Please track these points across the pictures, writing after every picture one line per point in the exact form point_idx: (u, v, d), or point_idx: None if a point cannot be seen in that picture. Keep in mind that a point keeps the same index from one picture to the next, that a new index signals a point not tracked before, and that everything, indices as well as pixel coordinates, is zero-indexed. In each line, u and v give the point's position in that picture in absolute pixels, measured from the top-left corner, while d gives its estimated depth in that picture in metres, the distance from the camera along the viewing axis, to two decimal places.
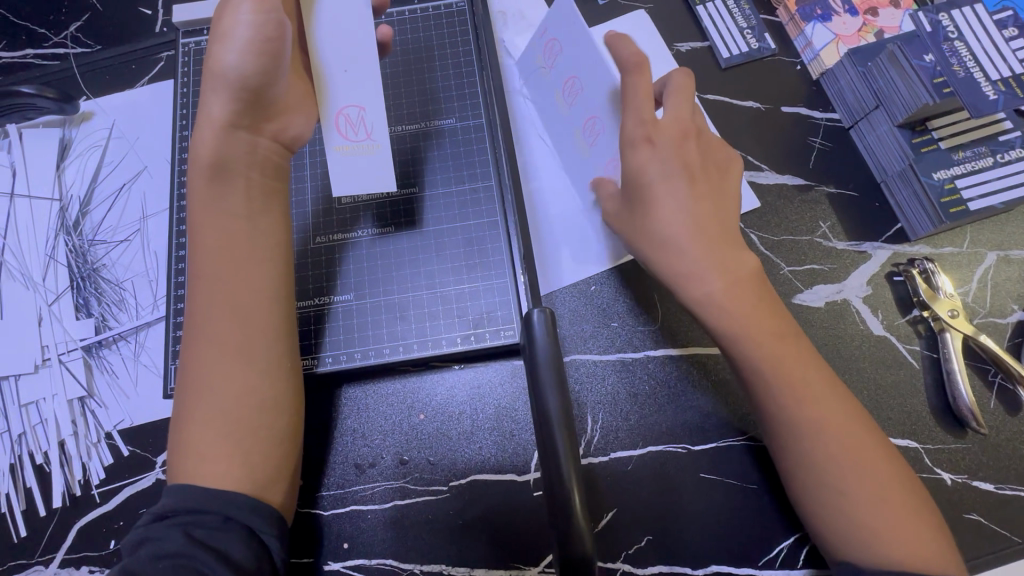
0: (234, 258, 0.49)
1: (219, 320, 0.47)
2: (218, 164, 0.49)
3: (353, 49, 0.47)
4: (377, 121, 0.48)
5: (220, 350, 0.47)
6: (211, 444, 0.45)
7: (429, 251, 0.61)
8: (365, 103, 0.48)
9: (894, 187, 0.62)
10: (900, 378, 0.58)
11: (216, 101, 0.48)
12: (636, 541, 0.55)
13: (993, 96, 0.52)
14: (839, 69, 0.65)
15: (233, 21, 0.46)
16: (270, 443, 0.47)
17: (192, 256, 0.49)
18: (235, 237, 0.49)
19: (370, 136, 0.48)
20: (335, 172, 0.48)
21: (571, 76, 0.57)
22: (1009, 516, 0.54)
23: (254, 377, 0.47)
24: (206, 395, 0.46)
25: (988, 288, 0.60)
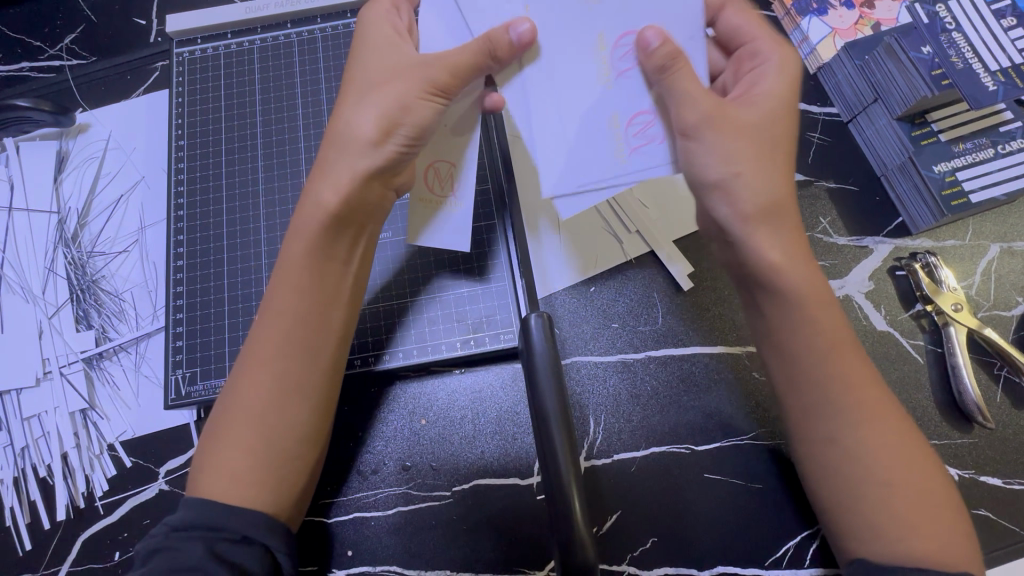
0: (306, 286, 0.47)
1: (280, 344, 0.46)
2: (344, 213, 0.47)
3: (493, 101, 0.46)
4: (465, 181, 0.48)
5: (266, 374, 0.45)
6: (235, 463, 0.44)
7: (498, 305, 0.59)
8: (458, 161, 0.48)
9: (895, 181, 0.62)
10: (904, 374, 0.57)
11: (363, 154, 0.46)
12: (641, 543, 0.54)
13: (993, 87, 0.52)
14: (836, 63, 0.65)
15: (411, 87, 0.45)
16: (299, 473, 0.46)
17: (276, 280, 0.48)
18: (307, 267, 0.47)
19: (455, 195, 0.49)
20: (412, 220, 0.49)
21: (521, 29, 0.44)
22: (1017, 510, 0.54)
23: (298, 408, 0.46)
24: (242, 413, 0.45)
25: (991, 281, 0.60)
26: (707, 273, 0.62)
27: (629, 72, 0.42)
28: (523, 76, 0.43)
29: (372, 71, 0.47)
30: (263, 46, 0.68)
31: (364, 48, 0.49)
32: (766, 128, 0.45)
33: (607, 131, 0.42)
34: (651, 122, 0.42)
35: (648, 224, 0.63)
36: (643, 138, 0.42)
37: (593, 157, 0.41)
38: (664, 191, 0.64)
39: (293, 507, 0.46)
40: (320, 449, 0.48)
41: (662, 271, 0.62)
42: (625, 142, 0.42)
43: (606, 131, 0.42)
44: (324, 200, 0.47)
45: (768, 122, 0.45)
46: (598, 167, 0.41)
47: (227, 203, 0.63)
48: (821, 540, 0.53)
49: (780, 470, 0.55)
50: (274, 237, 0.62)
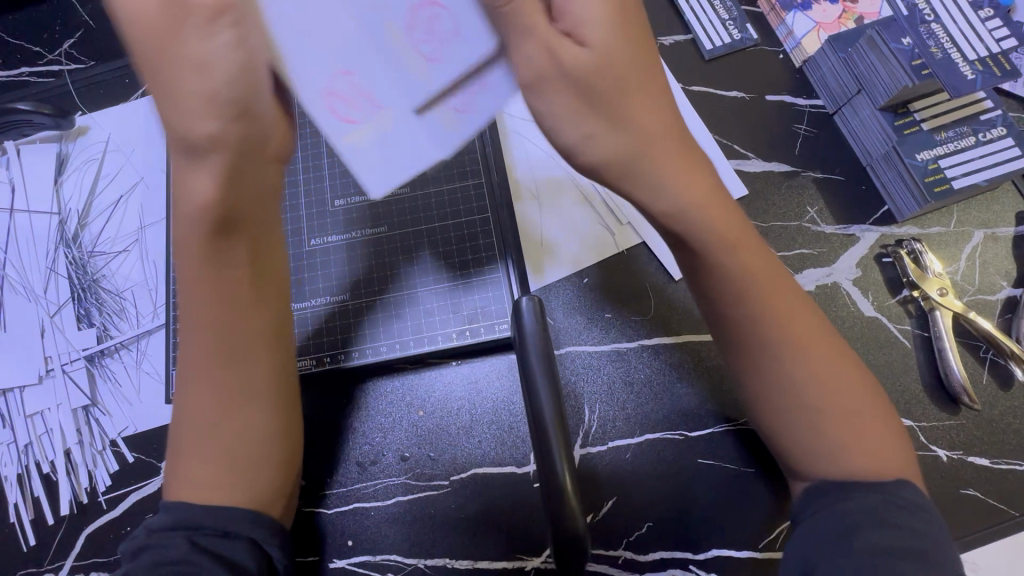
0: (220, 286, 0.45)
1: (211, 356, 0.44)
2: (224, 216, 0.42)
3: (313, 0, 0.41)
4: (372, 83, 0.42)
5: (212, 381, 0.44)
6: (206, 476, 0.43)
7: (490, 293, 0.60)
8: (350, 66, 0.42)
9: (879, 170, 0.63)
10: (892, 358, 0.59)
11: (198, 167, 0.41)
12: (637, 528, 0.55)
13: (972, 76, 0.54)
14: (821, 57, 0.66)
15: (201, 49, 0.39)
16: (272, 470, 0.45)
17: (185, 291, 0.45)
18: (215, 270, 0.44)
19: (375, 103, 0.42)
20: (355, 165, 0.42)
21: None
22: (1003, 488, 0.55)
23: (250, 412, 0.45)
24: (200, 427, 0.44)
25: (976, 266, 0.61)
26: None
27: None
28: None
29: (187, 49, 0.39)
30: None
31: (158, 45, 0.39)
32: (601, 88, 0.40)
33: (387, 47, 0.42)
34: (439, 15, 0.42)
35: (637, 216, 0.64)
36: (361, 107, 0.42)
37: (395, 84, 0.42)
38: None
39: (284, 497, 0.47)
40: (291, 443, 0.47)
41: (653, 261, 0.63)
42: (416, 52, 0.42)
43: (388, 48, 0.42)
44: (198, 197, 0.42)
45: (606, 63, 0.40)
46: (401, 87, 0.42)
47: None
48: None
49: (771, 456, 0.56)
50: None
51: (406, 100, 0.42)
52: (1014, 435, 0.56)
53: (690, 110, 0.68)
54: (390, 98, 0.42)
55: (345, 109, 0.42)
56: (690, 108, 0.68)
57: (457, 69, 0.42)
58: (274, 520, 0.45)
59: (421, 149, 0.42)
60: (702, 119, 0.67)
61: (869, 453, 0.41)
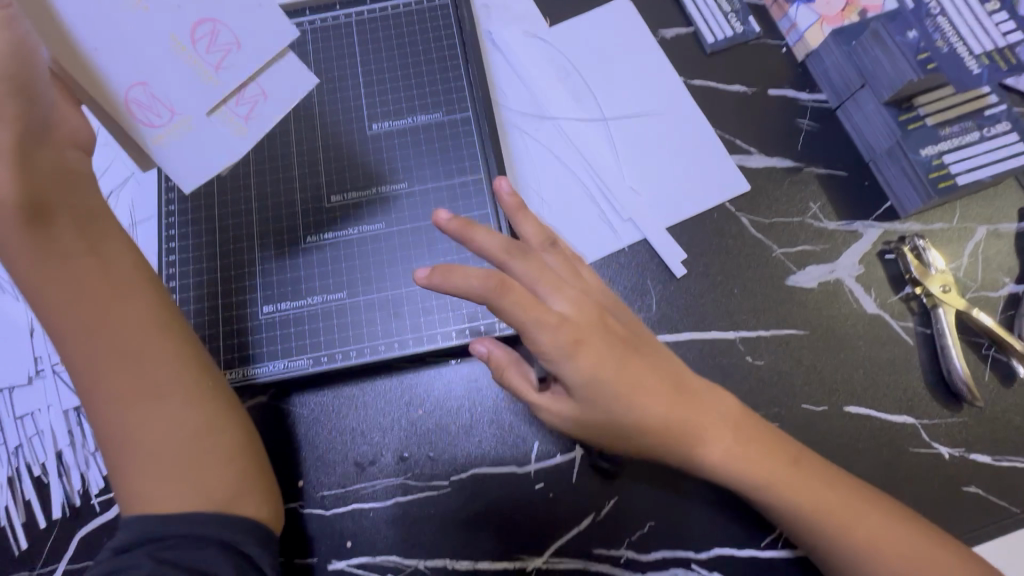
0: (99, 305, 0.45)
1: (102, 364, 0.44)
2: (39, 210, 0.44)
3: (177, 15, 0.48)
4: (167, 92, 0.47)
5: (121, 403, 0.44)
6: (159, 490, 0.43)
7: None
8: (144, 78, 0.47)
9: (882, 165, 0.62)
10: (894, 356, 0.58)
11: None
12: (639, 527, 0.55)
13: (978, 70, 0.53)
14: (825, 50, 0.65)
15: None
16: (217, 462, 0.46)
17: (48, 306, 0.44)
18: (73, 292, 0.44)
19: (173, 111, 0.48)
20: (175, 166, 0.48)
21: (210, 23, 0.48)
22: (1004, 485, 0.55)
23: (163, 408, 0.45)
24: (130, 449, 0.44)
25: (979, 262, 0.61)
26: (701, 260, 0.62)
27: (216, 26, 0.48)
28: (155, 22, 0.47)
29: None
30: None
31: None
32: (614, 386, 0.47)
33: (177, 56, 0.48)
34: (218, 31, 0.48)
35: (639, 213, 0.63)
36: (160, 113, 0.48)
37: (183, 87, 0.48)
38: (657, 178, 0.65)
39: (253, 494, 0.47)
40: (223, 434, 0.47)
41: (655, 259, 0.62)
42: (206, 63, 0.48)
43: (174, 55, 0.48)
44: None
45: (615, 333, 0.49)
46: (188, 91, 0.48)
47: (218, 196, 0.62)
48: None
49: None
50: (267, 232, 0.61)
51: (201, 104, 0.48)
52: (1016, 431, 0.56)
53: (693, 104, 0.67)
54: (176, 93, 0.48)
55: (146, 116, 0.47)
56: (692, 102, 0.67)
57: (247, 74, 0.49)
58: (250, 521, 0.45)
59: (224, 152, 0.49)
60: (704, 115, 0.67)
61: (829, 522, 0.49)
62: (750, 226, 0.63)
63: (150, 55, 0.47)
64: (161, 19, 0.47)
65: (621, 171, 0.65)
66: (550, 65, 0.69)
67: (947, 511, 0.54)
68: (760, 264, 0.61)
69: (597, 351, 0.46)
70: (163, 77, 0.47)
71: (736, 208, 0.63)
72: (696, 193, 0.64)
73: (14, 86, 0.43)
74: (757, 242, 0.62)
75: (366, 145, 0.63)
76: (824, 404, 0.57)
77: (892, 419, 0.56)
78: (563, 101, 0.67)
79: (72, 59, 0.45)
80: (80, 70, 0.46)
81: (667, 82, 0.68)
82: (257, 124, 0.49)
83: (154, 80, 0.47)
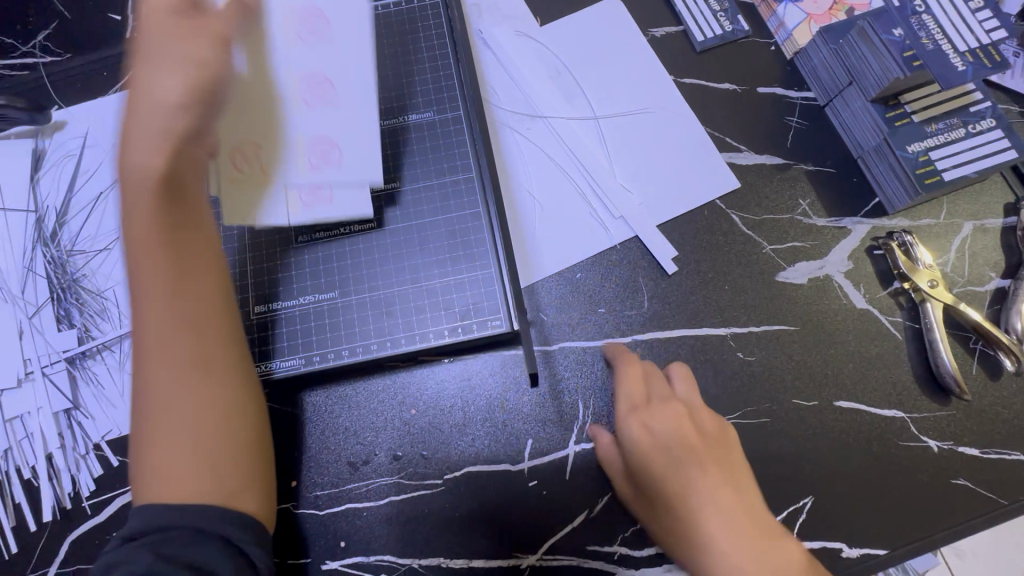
0: (181, 271, 0.44)
1: (176, 329, 0.43)
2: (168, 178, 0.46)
3: (318, 118, 0.55)
4: (269, 160, 0.54)
5: (170, 368, 0.43)
6: (175, 466, 0.41)
7: (481, 286, 0.59)
8: (260, 140, 0.54)
9: (870, 162, 0.63)
10: (884, 350, 0.59)
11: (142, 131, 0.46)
12: (632, 524, 0.55)
13: (962, 67, 0.53)
14: (812, 48, 0.66)
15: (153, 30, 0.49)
16: (238, 452, 0.43)
17: (143, 262, 0.44)
18: (162, 251, 0.44)
19: (262, 171, 0.53)
20: (231, 203, 0.52)
21: (331, 146, 0.55)
22: (992, 478, 0.56)
23: (215, 386, 0.43)
24: (160, 418, 0.42)
25: (966, 257, 0.61)
26: (692, 257, 0.62)
27: (335, 150, 0.55)
28: (303, 117, 0.55)
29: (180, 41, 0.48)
30: None
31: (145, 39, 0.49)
32: (660, 465, 0.51)
33: (292, 147, 0.54)
34: (332, 150, 0.55)
35: (631, 211, 0.63)
36: (249, 168, 0.53)
37: (281, 166, 0.54)
38: (648, 176, 0.65)
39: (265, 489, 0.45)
40: (255, 425, 0.45)
41: (647, 256, 0.62)
42: (307, 162, 0.54)
43: (293, 151, 0.54)
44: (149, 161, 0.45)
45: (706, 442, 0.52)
46: (279, 173, 0.54)
47: None
48: (805, 515, 0.54)
49: (765, 449, 0.56)
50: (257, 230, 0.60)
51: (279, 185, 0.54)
52: (1003, 423, 0.57)
53: (684, 102, 0.67)
54: (269, 164, 0.54)
55: (240, 160, 0.53)
56: (683, 100, 0.67)
57: (331, 186, 0.54)
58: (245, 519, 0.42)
59: (276, 218, 0.53)
60: (694, 113, 0.67)
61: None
62: (741, 223, 0.63)
63: (283, 122, 0.54)
64: (309, 119, 0.55)
65: (613, 169, 0.65)
66: (541, 64, 0.69)
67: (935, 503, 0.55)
68: (751, 261, 0.62)
69: (650, 417, 0.54)
70: (268, 147, 0.54)
71: (727, 205, 0.64)
72: (687, 191, 0.64)
73: (203, 89, 0.48)
74: (747, 238, 0.63)
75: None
76: (815, 399, 0.58)
77: (881, 413, 0.57)
78: (555, 100, 0.68)
79: (255, 83, 0.54)
80: (250, 98, 0.54)
81: (657, 79, 0.68)
82: (305, 210, 0.54)
83: (265, 141, 0.54)
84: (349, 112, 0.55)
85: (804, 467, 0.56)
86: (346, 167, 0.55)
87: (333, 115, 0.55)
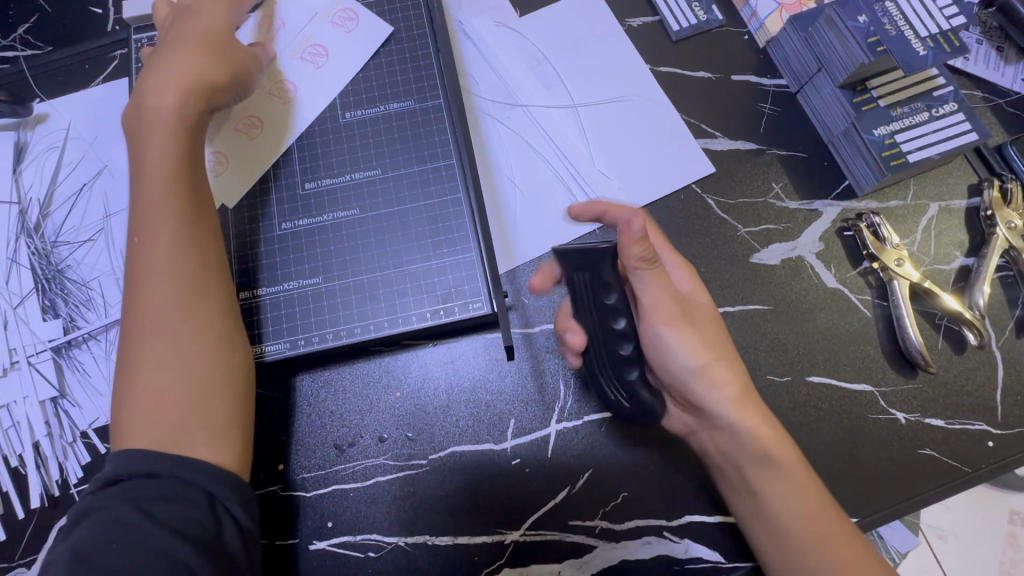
0: (179, 243, 0.47)
1: (172, 296, 0.46)
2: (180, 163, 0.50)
3: (238, 139, 0.63)
4: None
5: (150, 305, 0.45)
6: (149, 394, 0.43)
7: (462, 270, 0.60)
8: None
9: (840, 146, 0.65)
10: (854, 327, 0.61)
11: (158, 122, 0.51)
12: (612, 499, 0.57)
13: (924, 52, 0.55)
14: (783, 36, 0.67)
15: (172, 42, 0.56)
16: (217, 415, 0.44)
17: (144, 235, 0.47)
18: (160, 224, 0.47)
19: None
20: None
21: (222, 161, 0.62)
22: (957, 447, 0.58)
23: (202, 351, 0.45)
24: (139, 350, 0.44)
25: (932, 237, 0.64)
26: (669, 240, 0.64)
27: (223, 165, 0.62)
28: (228, 134, 0.63)
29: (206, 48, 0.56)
30: None
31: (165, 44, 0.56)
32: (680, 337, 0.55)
33: None
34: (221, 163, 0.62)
35: (609, 196, 0.65)
36: None
37: None
38: (626, 162, 0.66)
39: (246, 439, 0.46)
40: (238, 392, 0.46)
41: None
42: None
43: None
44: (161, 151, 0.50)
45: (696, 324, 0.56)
46: None
47: None
48: None
49: None
50: (242, 218, 0.61)
51: None
52: (968, 396, 0.59)
53: (660, 89, 0.69)
54: None
55: None
56: (659, 88, 0.69)
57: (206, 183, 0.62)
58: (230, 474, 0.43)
59: None
60: (670, 100, 0.69)
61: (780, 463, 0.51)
62: (716, 207, 0.65)
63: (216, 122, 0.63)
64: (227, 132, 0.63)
65: (591, 155, 0.67)
66: (520, 53, 0.70)
67: (903, 471, 0.57)
68: (725, 243, 0.64)
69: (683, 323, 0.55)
70: (236, 163, 0.62)
71: (703, 190, 0.65)
72: (664, 175, 0.66)
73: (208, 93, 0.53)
74: (722, 221, 0.64)
75: (339, 132, 0.64)
76: (788, 374, 0.60)
77: (851, 388, 0.59)
78: (534, 89, 0.69)
79: None
80: None
81: (634, 68, 0.70)
82: None
83: None
84: (260, 152, 0.63)
85: None
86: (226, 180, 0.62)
87: (247, 144, 0.63)
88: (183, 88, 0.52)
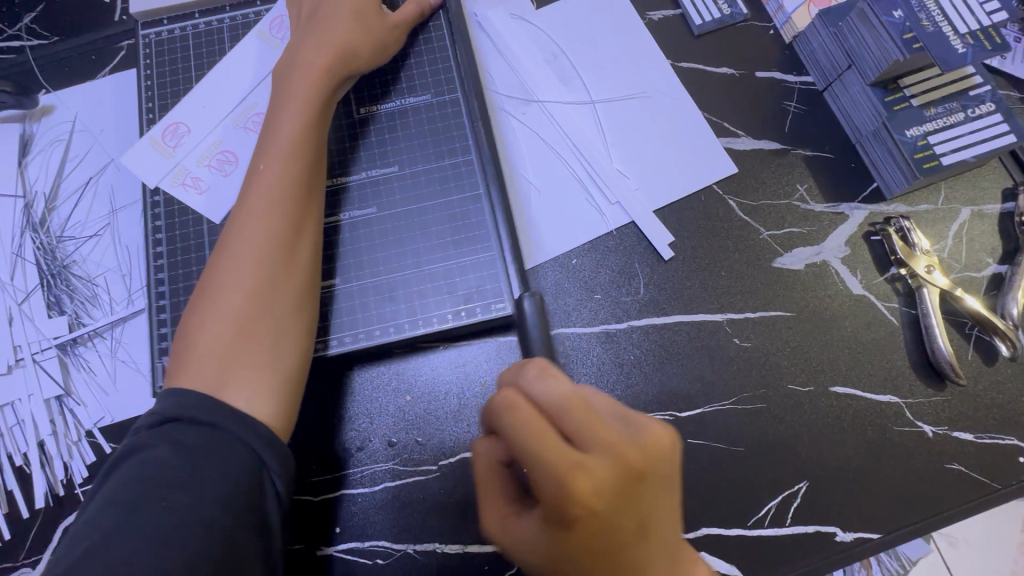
0: (280, 216, 0.49)
1: (257, 267, 0.47)
2: (297, 142, 0.52)
3: (246, 136, 0.62)
4: (185, 139, 0.62)
5: (253, 243, 0.48)
6: (212, 342, 0.45)
7: (475, 271, 0.58)
8: (190, 124, 0.62)
9: (870, 147, 0.62)
10: (881, 336, 0.59)
11: (297, 100, 0.54)
12: None
13: (962, 49, 0.52)
14: (812, 31, 0.65)
15: (334, 16, 0.58)
16: (253, 383, 0.45)
17: (249, 202, 0.50)
18: (268, 198, 0.49)
19: (172, 146, 0.61)
20: (133, 149, 0.61)
21: (229, 159, 0.61)
22: (986, 461, 0.56)
23: (265, 323, 0.47)
24: (225, 276, 0.47)
25: (963, 243, 0.61)
26: (689, 243, 0.62)
27: (230, 164, 0.61)
28: (235, 133, 0.62)
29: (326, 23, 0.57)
30: (233, 23, 0.65)
31: (338, 17, 0.58)
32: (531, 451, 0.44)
33: (206, 140, 0.62)
34: (229, 162, 0.61)
35: (627, 196, 0.63)
36: (171, 138, 0.62)
37: (187, 144, 0.62)
38: (646, 162, 0.64)
39: (269, 441, 0.44)
40: (286, 366, 0.47)
41: (643, 242, 0.62)
42: (208, 157, 0.61)
43: (205, 145, 0.62)
44: (280, 125, 0.53)
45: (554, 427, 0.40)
46: (178, 152, 0.61)
47: (187, 182, 0.60)
48: (800, 499, 0.55)
49: (760, 434, 0.56)
50: None
51: (171, 160, 0.61)
52: (997, 410, 0.57)
53: (682, 86, 0.66)
54: (180, 137, 0.62)
55: (169, 133, 0.62)
56: (682, 84, 0.67)
57: (212, 180, 0.61)
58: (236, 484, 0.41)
59: (152, 173, 0.60)
60: (692, 98, 0.66)
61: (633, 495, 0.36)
62: (738, 209, 0.63)
63: (224, 120, 0.62)
64: (233, 131, 0.62)
65: (609, 154, 0.65)
66: (536, 47, 0.68)
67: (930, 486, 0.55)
68: (746, 246, 0.61)
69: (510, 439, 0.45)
70: (242, 162, 0.61)
71: (726, 191, 0.63)
72: (686, 176, 0.63)
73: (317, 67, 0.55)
74: (744, 224, 0.62)
75: (351, 127, 0.62)
76: (810, 384, 0.58)
77: (876, 399, 0.57)
78: (552, 84, 0.67)
79: (235, 86, 0.63)
80: (223, 94, 0.63)
81: (655, 64, 0.67)
82: (177, 188, 0.60)
83: (200, 125, 0.62)
84: None
85: (799, 452, 0.56)
86: (234, 180, 0.61)
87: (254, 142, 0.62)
88: (326, 72, 0.55)
